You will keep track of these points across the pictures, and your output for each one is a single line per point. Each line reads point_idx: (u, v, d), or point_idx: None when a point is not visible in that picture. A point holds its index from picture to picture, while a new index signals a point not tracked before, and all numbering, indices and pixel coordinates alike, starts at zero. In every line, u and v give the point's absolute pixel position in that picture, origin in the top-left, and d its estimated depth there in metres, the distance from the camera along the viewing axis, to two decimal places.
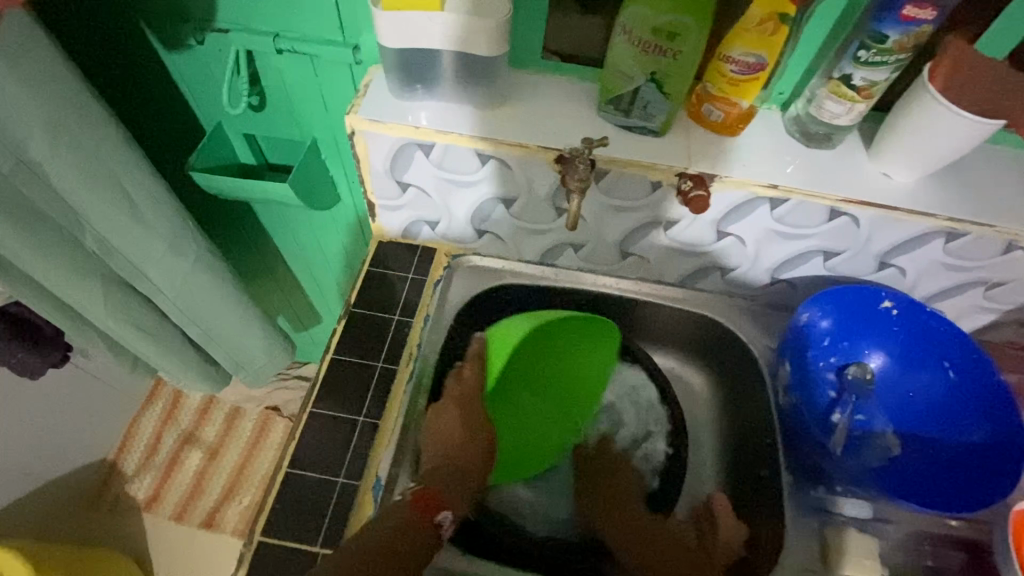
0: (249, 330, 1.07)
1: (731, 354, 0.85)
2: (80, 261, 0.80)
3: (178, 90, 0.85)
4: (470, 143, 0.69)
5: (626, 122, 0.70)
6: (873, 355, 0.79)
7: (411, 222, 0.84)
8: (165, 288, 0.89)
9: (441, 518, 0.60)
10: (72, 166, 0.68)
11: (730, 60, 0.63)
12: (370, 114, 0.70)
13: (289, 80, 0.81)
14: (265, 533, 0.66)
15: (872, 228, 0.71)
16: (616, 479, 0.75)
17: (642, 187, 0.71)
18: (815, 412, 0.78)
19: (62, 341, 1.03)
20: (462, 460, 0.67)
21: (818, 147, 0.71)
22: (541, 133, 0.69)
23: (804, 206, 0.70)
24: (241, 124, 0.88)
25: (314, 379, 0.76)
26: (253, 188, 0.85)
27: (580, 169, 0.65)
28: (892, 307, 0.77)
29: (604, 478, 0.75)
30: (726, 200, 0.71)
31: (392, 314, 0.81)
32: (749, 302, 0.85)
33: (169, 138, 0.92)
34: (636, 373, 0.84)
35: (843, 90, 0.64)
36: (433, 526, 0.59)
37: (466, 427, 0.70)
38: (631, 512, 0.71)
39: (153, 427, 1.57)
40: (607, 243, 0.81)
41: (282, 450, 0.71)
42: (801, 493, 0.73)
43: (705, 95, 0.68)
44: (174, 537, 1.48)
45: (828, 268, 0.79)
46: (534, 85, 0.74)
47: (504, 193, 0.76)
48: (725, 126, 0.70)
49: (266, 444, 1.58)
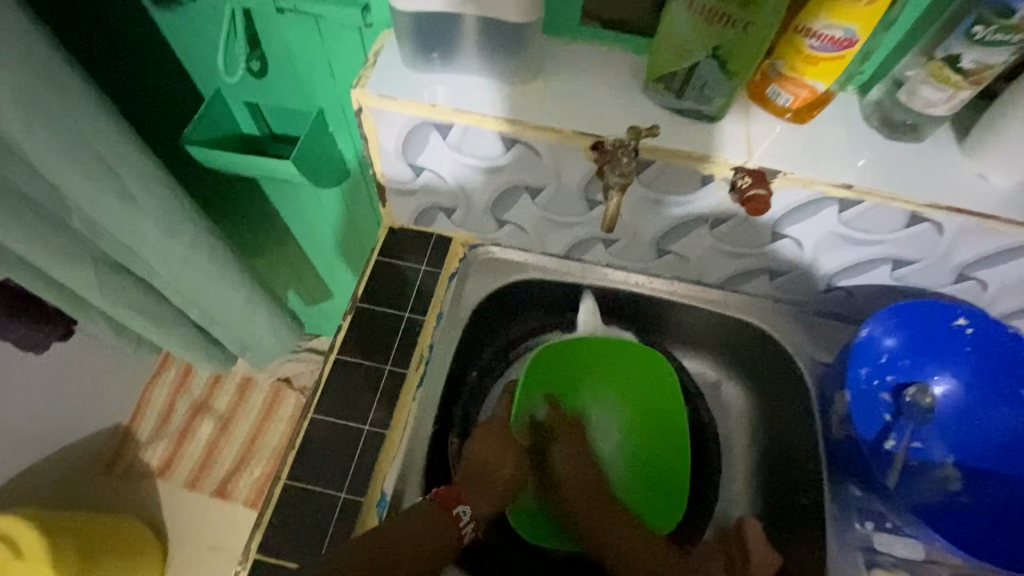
0: (256, 311, 1.02)
1: (773, 366, 0.77)
2: (68, 242, 0.74)
3: (171, 53, 0.76)
4: (494, 125, 0.60)
5: (677, 105, 0.60)
6: (938, 378, 0.70)
7: (425, 208, 0.76)
8: (161, 269, 0.84)
9: (458, 512, 0.61)
10: (50, 142, 0.61)
11: (812, 34, 0.53)
12: (379, 88, 0.61)
13: (292, 44, 0.72)
14: (260, 550, 0.61)
15: (956, 238, 0.61)
16: (583, 466, 0.70)
17: (690, 180, 0.61)
18: (868, 439, 0.69)
19: (66, 317, 0.96)
20: (488, 469, 0.67)
21: (899, 139, 0.60)
22: (579, 115, 0.60)
23: (878, 210, 0.60)
24: (242, 92, 0.80)
25: (316, 382, 0.70)
26: (254, 166, 0.78)
27: (623, 162, 0.56)
28: (966, 325, 0.67)
29: (579, 469, 0.70)
30: (789, 199, 0.61)
31: (402, 311, 0.74)
32: (797, 309, 0.76)
33: (165, 106, 0.84)
34: (665, 383, 0.78)
35: (947, 74, 0.53)
36: (451, 520, 0.60)
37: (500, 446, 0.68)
38: (586, 491, 0.68)
39: (165, 397, 1.49)
40: (644, 240, 0.72)
41: (281, 459, 0.65)
42: (843, 527, 0.66)
43: (775, 75, 0.58)
44: (187, 505, 1.41)
45: (895, 278, 0.69)
46: (572, 57, 0.64)
47: (530, 181, 0.67)
48: (793, 111, 0.60)
49: (276, 417, 1.47)
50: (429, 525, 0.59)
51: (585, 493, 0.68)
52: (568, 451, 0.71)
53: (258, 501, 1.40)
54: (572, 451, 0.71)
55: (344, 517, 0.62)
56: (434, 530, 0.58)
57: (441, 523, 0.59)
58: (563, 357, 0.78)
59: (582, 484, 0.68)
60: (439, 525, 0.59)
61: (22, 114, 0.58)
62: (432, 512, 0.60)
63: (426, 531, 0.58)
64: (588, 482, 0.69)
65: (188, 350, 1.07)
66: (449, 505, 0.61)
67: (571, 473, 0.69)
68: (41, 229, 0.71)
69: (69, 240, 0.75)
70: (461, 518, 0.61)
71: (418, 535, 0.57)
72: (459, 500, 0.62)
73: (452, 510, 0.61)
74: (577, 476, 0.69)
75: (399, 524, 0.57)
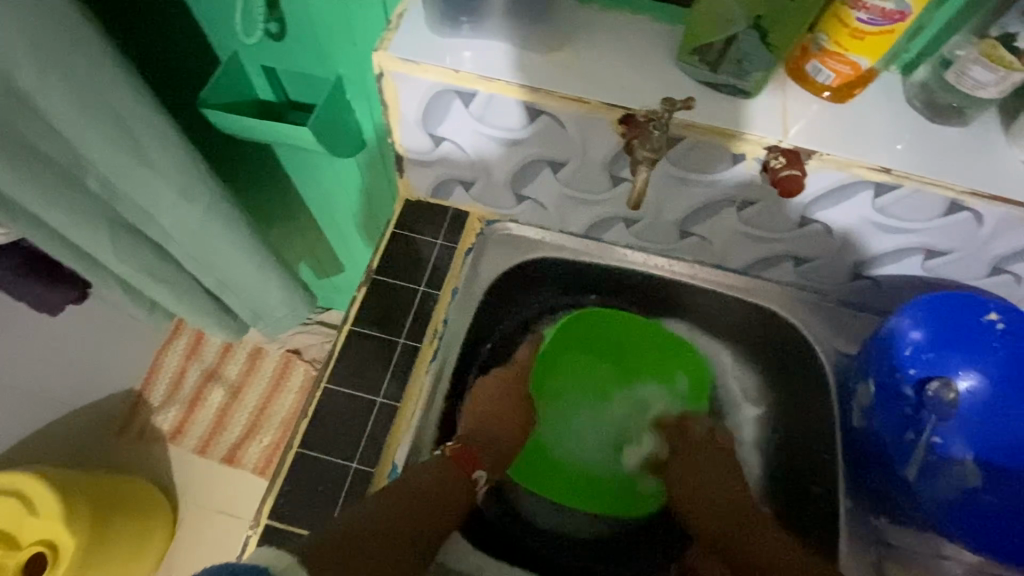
0: (269, 281, 1.00)
1: (793, 353, 0.76)
2: (81, 200, 0.75)
3: (186, 11, 0.74)
4: (519, 95, 0.59)
5: (711, 78, 0.57)
6: (964, 373, 0.67)
7: (443, 180, 0.74)
8: (176, 233, 0.83)
9: (476, 477, 0.63)
10: (63, 96, 0.61)
11: (860, 6, 0.50)
12: (403, 52, 0.59)
13: (312, 6, 0.69)
14: (271, 516, 0.61)
15: (996, 229, 0.59)
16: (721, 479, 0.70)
17: (719, 158, 0.59)
18: (888, 433, 0.67)
19: (81, 278, 0.97)
20: (505, 421, 0.70)
21: (942, 123, 0.57)
22: (609, 86, 0.58)
23: (916, 196, 0.57)
24: (257, 55, 0.78)
25: (330, 352, 0.70)
26: (271, 131, 0.77)
27: (654, 136, 0.54)
28: (998, 320, 0.64)
29: (688, 478, 0.71)
30: (822, 181, 0.59)
31: (417, 284, 0.73)
32: (821, 299, 0.74)
33: (180, 69, 0.82)
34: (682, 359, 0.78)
35: (1002, 52, 0.50)
36: (469, 483, 0.62)
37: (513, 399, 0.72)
38: (715, 504, 0.68)
39: (178, 361, 1.47)
40: (668, 221, 0.70)
41: (294, 428, 0.65)
42: (855, 516, 0.66)
43: (816, 50, 0.55)
44: (198, 470, 1.41)
45: (925, 269, 0.67)
46: (603, 25, 0.61)
47: (554, 155, 0.65)
48: (832, 89, 0.57)
49: (287, 387, 1.47)
50: (453, 486, 0.61)
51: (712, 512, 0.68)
52: (697, 467, 0.71)
53: (268, 469, 1.41)
54: (704, 455, 0.72)
55: (355, 486, 0.62)
56: (452, 489, 0.60)
57: (462, 481, 0.62)
58: (616, 344, 0.80)
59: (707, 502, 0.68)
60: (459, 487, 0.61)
61: (37, 65, 0.58)
62: (455, 470, 0.62)
63: (448, 491, 0.60)
64: (725, 482, 0.69)
65: (199, 315, 1.07)
66: (468, 467, 0.63)
67: (711, 491, 0.69)
68: (55, 185, 0.72)
69: (83, 199, 0.75)
70: (478, 483, 0.63)
71: (443, 492, 0.60)
72: (476, 464, 0.64)
73: (471, 474, 0.63)
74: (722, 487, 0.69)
75: (423, 487, 0.58)
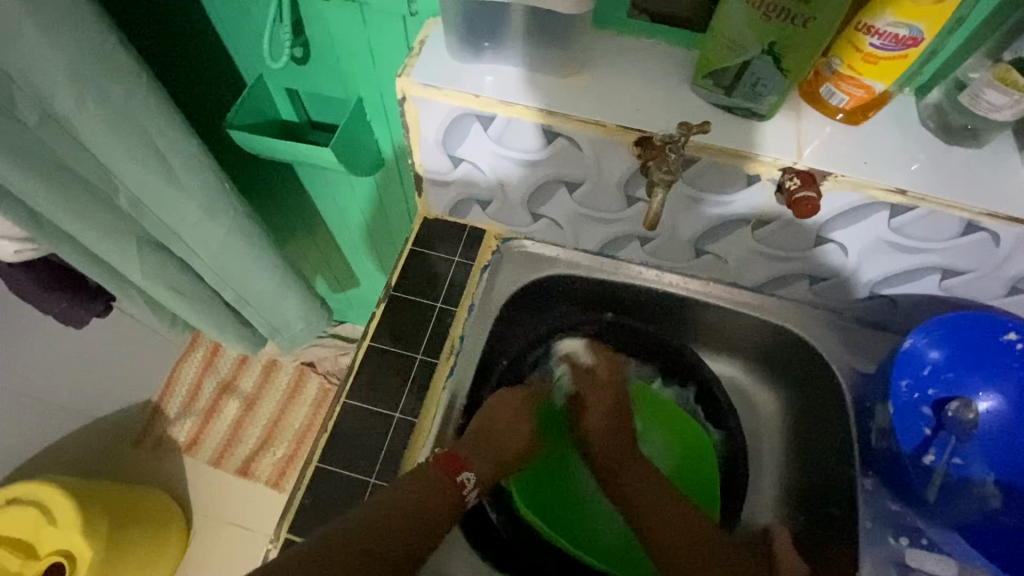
0: (288, 296, 1.02)
1: (809, 371, 0.76)
2: (108, 216, 0.77)
3: (215, 37, 0.77)
4: (536, 118, 0.60)
5: (726, 101, 0.59)
6: (983, 393, 0.67)
7: (461, 199, 0.76)
8: (200, 250, 0.86)
9: (462, 480, 0.61)
10: (99, 118, 0.64)
11: (873, 32, 0.51)
12: (424, 77, 0.61)
13: (336, 32, 0.72)
14: (291, 528, 0.62)
15: (1013, 249, 0.59)
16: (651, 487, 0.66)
17: (734, 178, 0.60)
18: (908, 454, 0.66)
19: (105, 292, 0.99)
20: (497, 434, 0.66)
21: (957, 144, 0.58)
22: (624, 109, 0.59)
23: (932, 217, 0.58)
24: (282, 78, 0.81)
25: (348, 368, 0.71)
26: (293, 151, 0.79)
27: (670, 159, 0.55)
28: (1017, 340, 0.64)
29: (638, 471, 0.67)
30: (838, 202, 0.59)
31: (434, 300, 0.74)
32: (837, 317, 0.74)
33: (207, 91, 0.85)
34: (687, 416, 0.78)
35: (1015, 76, 0.50)
36: (455, 485, 0.60)
37: (518, 418, 0.68)
38: (643, 499, 0.65)
39: (194, 373, 1.50)
40: (682, 239, 0.71)
41: (313, 442, 0.66)
42: (877, 539, 0.64)
43: (830, 73, 0.56)
44: (212, 482, 1.42)
45: (942, 288, 0.67)
46: (617, 51, 0.63)
47: (569, 175, 0.66)
48: (845, 111, 0.58)
49: (301, 400, 1.49)
50: (438, 498, 0.58)
51: (635, 491, 0.66)
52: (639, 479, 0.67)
53: (281, 482, 1.42)
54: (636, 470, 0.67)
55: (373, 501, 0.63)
56: (437, 492, 0.58)
57: (448, 491, 0.59)
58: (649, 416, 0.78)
59: (644, 500, 0.65)
60: (443, 492, 0.59)
61: (73, 89, 0.61)
62: (440, 478, 0.59)
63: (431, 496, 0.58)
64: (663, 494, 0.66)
65: (219, 329, 1.09)
66: (452, 470, 0.61)
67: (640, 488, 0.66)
68: (83, 202, 0.74)
69: (111, 215, 0.78)
70: (465, 486, 0.60)
71: (430, 504, 0.57)
72: (462, 466, 0.62)
73: (457, 477, 0.60)
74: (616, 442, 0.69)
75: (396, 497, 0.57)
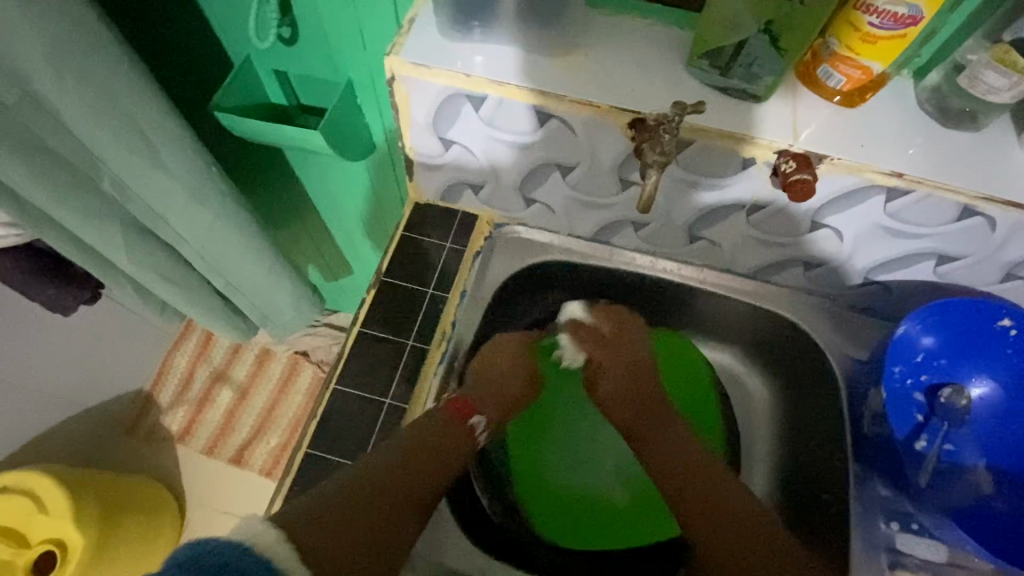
0: (280, 283, 1.01)
1: (802, 357, 0.76)
2: (92, 200, 0.76)
3: (200, 16, 0.75)
4: (529, 99, 0.59)
5: (721, 82, 0.57)
6: (975, 379, 0.67)
7: (453, 183, 0.75)
8: (187, 236, 0.84)
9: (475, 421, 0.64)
10: (79, 99, 0.62)
11: (872, 10, 0.50)
12: (413, 56, 0.60)
13: (323, 10, 0.70)
14: None
15: (1010, 234, 0.58)
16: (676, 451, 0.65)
17: (729, 161, 0.59)
18: (900, 440, 0.66)
19: (93, 279, 0.97)
20: (500, 384, 0.68)
21: (955, 127, 0.57)
22: (618, 89, 0.58)
23: (929, 201, 0.57)
24: (270, 59, 0.79)
25: (338, 353, 0.70)
26: (281, 134, 0.77)
27: (664, 140, 0.54)
28: (1011, 327, 0.63)
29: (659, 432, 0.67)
30: (834, 185, 0.59)
31: (426, 287, 0.73)
32: (831, 304, 0.74)
33: (193, 73, 0.83)
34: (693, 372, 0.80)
35: (1014, 58, 0.50)
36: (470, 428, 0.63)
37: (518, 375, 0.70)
38: (669, 462, 0.64)
39: (187, 361, 1.49)
40: (676, 225, 0.70)
41: (303, 428, 0.66)
42: (867, 524, 0.64)
43: (827, 54, 0.55)
44: (206, 471, 1.42)
45: (937, 274, 0.67)
46: (613, 30, 0.61)
47: (563, 158, 0.65)
48: (842, 94, 0.58)
49: (295, 389, 1.47)
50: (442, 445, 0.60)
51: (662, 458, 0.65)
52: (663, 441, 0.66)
53: (274, 471, 1.41)
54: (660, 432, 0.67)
55: None
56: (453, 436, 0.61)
57: (459, 430, 0.62)
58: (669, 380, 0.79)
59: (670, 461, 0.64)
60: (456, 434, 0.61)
61: (51, 69, 0.59)
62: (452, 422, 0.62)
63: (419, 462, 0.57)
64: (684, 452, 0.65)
65: (209, 317, 1.08)
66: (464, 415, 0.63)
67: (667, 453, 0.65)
68: (67, 186, 0.73)
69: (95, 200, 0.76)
70: (478, 428, 0.64)
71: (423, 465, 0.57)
72: (474, 410, 0.64)
73: (469, 421, 0.63)
74: (634, 407, 0.69)
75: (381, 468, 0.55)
